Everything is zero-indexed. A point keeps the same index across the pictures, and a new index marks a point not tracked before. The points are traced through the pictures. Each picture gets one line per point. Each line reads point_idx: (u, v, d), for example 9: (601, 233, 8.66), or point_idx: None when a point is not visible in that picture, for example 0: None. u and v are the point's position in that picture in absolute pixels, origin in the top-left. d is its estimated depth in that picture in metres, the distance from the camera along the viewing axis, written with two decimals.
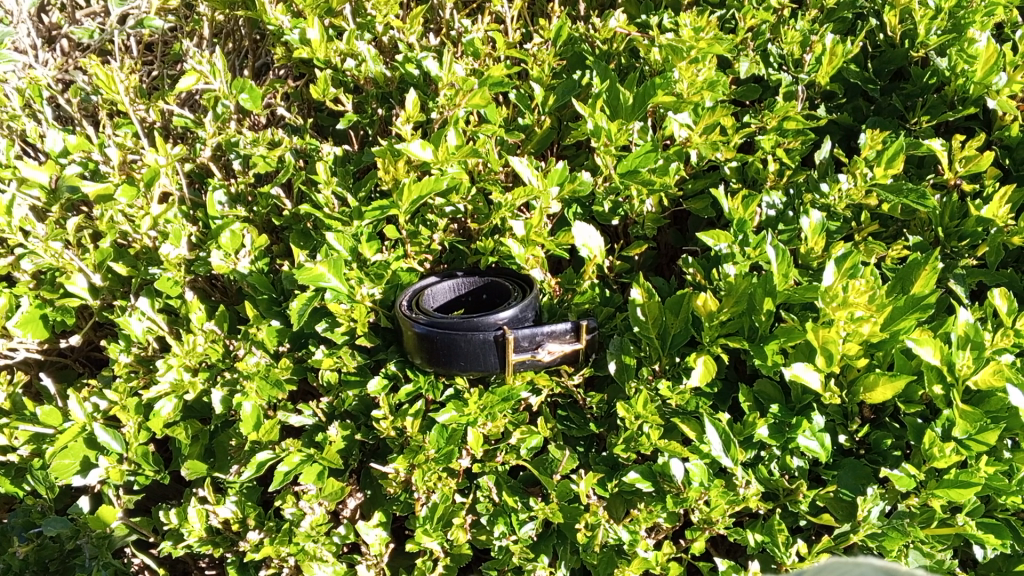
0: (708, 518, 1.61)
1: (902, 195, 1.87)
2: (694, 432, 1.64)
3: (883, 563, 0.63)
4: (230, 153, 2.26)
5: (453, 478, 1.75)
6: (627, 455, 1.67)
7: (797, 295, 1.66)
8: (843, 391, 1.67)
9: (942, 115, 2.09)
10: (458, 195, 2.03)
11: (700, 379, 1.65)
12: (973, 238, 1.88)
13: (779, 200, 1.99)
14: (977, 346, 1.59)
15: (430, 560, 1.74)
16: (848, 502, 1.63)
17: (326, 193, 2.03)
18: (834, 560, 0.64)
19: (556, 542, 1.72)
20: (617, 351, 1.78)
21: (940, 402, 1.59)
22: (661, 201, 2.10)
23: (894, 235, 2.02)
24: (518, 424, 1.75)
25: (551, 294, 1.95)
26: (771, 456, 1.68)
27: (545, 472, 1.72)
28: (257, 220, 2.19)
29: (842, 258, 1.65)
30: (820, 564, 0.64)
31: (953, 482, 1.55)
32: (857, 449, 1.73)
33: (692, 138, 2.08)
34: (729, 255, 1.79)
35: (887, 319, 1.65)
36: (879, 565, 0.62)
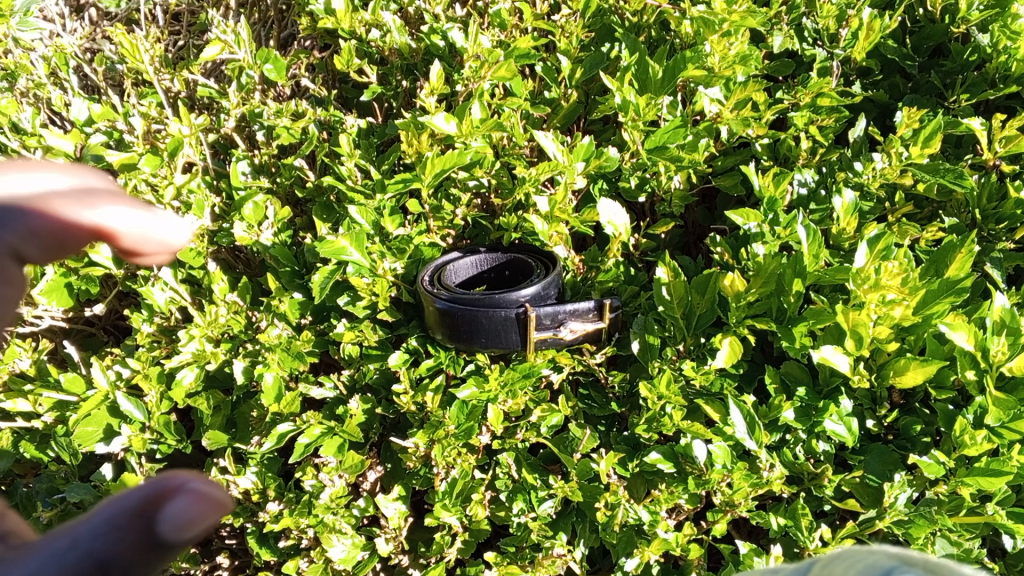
0: (730, 500, 1.61)
1: (938, 174, 1.85)
2: (718, 413, 1.61)
3: (900, 548, 0.63)
4: (253, 124, 2.24)
5: (473, 455, 1.74)
6: (649, 435, 1.66)
7: (828, 277, 1.63)
8: (871, 374, 1.63)
9: (982, 94, 2.03)
10: (482, 169, 1.99)
11: (725, 361, 1.63)
12: (1011, 221, 1.81)
13: (811, 178, 1.95)
14: (1014, 332, 1.56)
15: (449, 534, 1.72)
16: (874, 488, 1.61)
17: (349, 164, 2.00)
18: (850, 549, 0.67)
19: (575, 520, 1.70)
20: (640, 330, 1.75)
21: (971, 387, 1.57)
22: (690, 177, 2.06)
23: (929, 216, 1.96)
24: (539, 401, 1.73)
25: (574, 272, 1.92)
26: (795, 440, 1.66)
27: (565, 450, 1.70)
28: (281, 191, 2.16)
29: (876, 240, 1.62)
30: (835, 552, 0.68)
31: (984, 470, 1.52)
32: (884, 435, 1.70)
33: (722, 113, 2.05)
34: (758, 235, 1.78)
35: (919, 302, 1.62)
36: (895, 550, 0.63)
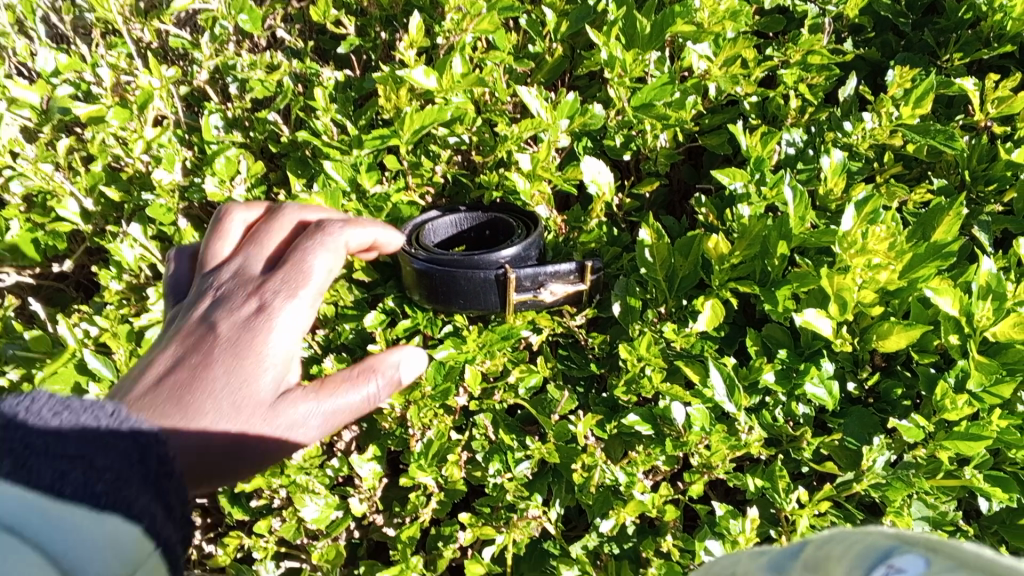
0: (707, 462, 1.60)
1: (929, 136, 1.80)
2: (698, 375, 1.59)
3: (892, 530, 0.73)
4: (227, 77, 2.17)
5: (449, 416, 1.72)
6: (628, 396, 1.63)
7: (813, 239, 1.60)
8: (854, 338, 1.61)
9: (976, 53, 1.98)
10: (463, 125, 1.94)
11: (707, 324, 1.60)
12: (1000, 182, 1.77)
13: (799, 138, 1.90)
14: (999, 297, 1.53)
15: (424, 494, 1.71)
16: (852, 451, 1.59)
17: (324, 120, 1.95)
18: (844, 531, 0.78)
19: (550, 480, 1.67)
20: (622, 292, 1.70)
21: (954, 351, 1.54)
22: (676, 136, 2.02)
23: (918, 178, 1.91)
24: (517, 362, 1.71)
25: (556, 232, 1.88)
26: (775, 402, 1.64)
27: (542, 411, 1.67)
28: (254, 146, 2.09)
29: (863, 202, 1.59)
30: (828, 534, 0.80)
31: (963, 434, 1.50)
32: (865, 398, 1.67)
33: (710, 70, 2.00)
34: (744, 195, 1.75)
35: (905, 265, 1.59)
36: (888, 530, 0.73)
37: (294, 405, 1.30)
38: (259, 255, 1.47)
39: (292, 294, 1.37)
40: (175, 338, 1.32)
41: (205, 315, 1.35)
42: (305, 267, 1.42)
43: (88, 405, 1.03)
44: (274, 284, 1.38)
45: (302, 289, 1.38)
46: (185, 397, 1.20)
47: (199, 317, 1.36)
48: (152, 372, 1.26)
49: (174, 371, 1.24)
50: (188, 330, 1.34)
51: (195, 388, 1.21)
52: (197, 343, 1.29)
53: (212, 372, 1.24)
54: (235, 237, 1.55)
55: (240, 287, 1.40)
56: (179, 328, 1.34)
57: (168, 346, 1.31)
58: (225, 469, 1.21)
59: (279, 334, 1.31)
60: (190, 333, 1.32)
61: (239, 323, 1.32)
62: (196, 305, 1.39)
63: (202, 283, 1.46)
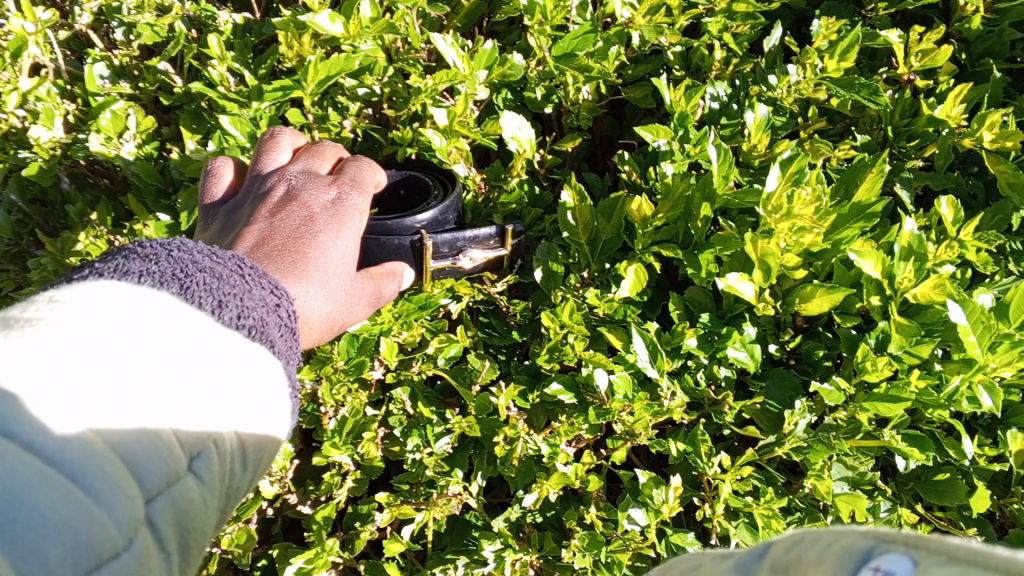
0: (630, 430, 1.56)
1: (854, 90, 1.76)
2: (620, 341, 1.55)
3: (867, 527, 0.64)
4: (111, 20, 1.97)
5: (364, 391, 1.64)
6: (550, 365, 1.58)
7: (737, 201, 1.57)
8: (777, 302, 1.58)
9: (901, 3, 1.94)
10: (373, 76, 1.82)
11: (630, 290, 1.55)
12: (923, 138, 1.75)
13: (723, 92, 1.83)
14: (920, 258, 1.52)
15: (339, 474, 1.64)
16: (774, 413, 1.58)
17: (220, 69, 1.78)
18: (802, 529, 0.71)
19: (472, 452, 1.62)
20: (544, 256, 1.62)
21: (875, 313, 1.53)
22: (598, 88, 1.93)
23: (842, 133, 1.88)
24: (436, 332, 1.64)
25: (475, 191, 1.78)
26: (697, 365, 1.60)
27: (463, 382, 1.61)
28: (145, 98, 1.92)
29: (788, 162, 1.53)
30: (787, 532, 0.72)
31: (883, 396, 1.50)
32: (786, 360, 1.64)
33: (635, 19, 1.91)
34: (667, 153, 1.69)
35: (829, 227, 1.56)
36: (863, 529, 0.64)
37: (369, 295, 1.36)
38: (321, 161, 1.50)
39: (366, 198, 1.43)
40: (262, 206, 1.35)
41: (290, 188, 1.38)
42: (366, 181, 1.46)
43: (207, 276, 0.92)
44: (348, 181, 1.43)
45: (367, 188, 1.45)
46: (299, 256, 1.24)
47: (279, 194, 1.36)
48: (251, 234, 1.28)
49: (277, 234, 1.27)
50: (275, 201, 1.35)
51: (304, 247, 1.26)
52: (293, 212, 1.31)
53: (316, 240, 1.28)
54: (291, 146, 1.54)
55: (317, 174, 1.43)
56: (263, 197, 1.36)
57: (261, 212, 1.33)
58: (313, 332, 1.24)
59: (353, 222, 1.37)
60: (280, 203, 1.34)
61: (326, 204, 1.36)
62: (273, 179, 1.41)
63: (256, 180, 1.44)
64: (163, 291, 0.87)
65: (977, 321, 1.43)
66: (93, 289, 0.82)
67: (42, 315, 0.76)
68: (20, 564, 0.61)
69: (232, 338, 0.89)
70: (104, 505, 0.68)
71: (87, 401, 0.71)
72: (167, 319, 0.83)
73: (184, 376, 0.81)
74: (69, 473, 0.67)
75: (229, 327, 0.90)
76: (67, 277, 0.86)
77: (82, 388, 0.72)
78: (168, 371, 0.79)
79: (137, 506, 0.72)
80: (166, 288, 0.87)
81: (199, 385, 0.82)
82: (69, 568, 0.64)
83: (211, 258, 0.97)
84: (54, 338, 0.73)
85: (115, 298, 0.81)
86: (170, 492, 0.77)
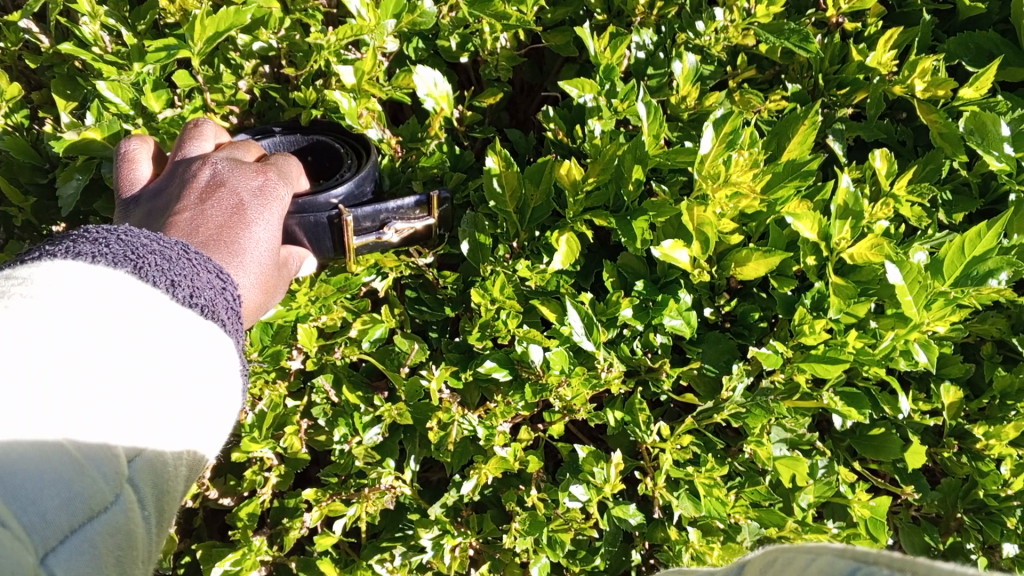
0: (569, 407, 1.50)
1: (783, 36, 1.66)
2: (554, 314, 1.46)
3: (845, 545, 0.62)
4: None
5: (283, 381, 1.53)
6: (483, 343, 1.50)
7: (669, 161, 1.48)
8: (712, 267, 1.53)
9: None
10: (270, 30, 1.64)
11: (563, 262, 1.46)
12: (854, 86, 1.69)
13: (648, 40, 1.72)
14: (857, 216, 1.48)
15: (261, 470, 1.55)
16: (711, 378, 1.55)
17: (94, 27, 1.58)
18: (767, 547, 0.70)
19: (402, 437, 1.54)
20: (470, 228, 1.52)
21: (812, 274, 1.51)
22: (517, 36, 1.80)
23: (771, 81, 1.81)
24: (358, 314, 1.54)
25: (391, 155, 1.63)
26: (632, 334, 1.55)
27: (391, 366, 1.52)
28: (7, 58, 1.70)
29: (723, 121, 1.42)
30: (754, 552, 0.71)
31: (821, 357, 1.48)
32: (722, 323, 1.61)
33: None
34: (593, 109, 1.58)
35: (764, 187, 1.50)
36: (841, 548, 0.62)
37: (285, 282, 1.29)
38: (244, 151, 1.36)
39: (290, 189, 1.32)
40: (182, 189, 1.21)
41: (212, 169, 1.24)
42: (290, 173, 1.34)
43: (158, 258, 0.94)
44: (276, 172, 1.31)
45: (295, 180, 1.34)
46: (231, 246, 1.13)
47: (205, 173, 1.23)
48: (176, 221, 1.14)
49: (205, 222, 1.14)
50: (199, 183, 1.22)
51: (238, 236, 1.14)
52: (222, 198, 1.19)
53: (251, 229, 1.17)
54: (214, 136, 1.38)
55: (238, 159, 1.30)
56: (184, 179, 1.22)
57: (183, 196, 1.19)
58: None
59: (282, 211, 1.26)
60: (204, 186, 1.21)
61: (255, 191, 1.23)
62: (190, 162, 1.26)
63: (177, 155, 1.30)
64: (119, 270, 0.88)
65: (914, 281, 1.40)
66: (55, 268, 0.84)
67: (20, 290, 0.80)
68: (21, 515, 0.67)
69: (188, 313, 0.91)
70: (91, 460, 0.73)
71: (58, 365, 0.75)
72: (122, 293, 0.85)
73: (150, 348, 0.83)
74: (73, 440, 0.73)
75: (183, 305, 0.92)
76: (17, 258, 0.87)
77: (53, 355, 0.76)
78: (133, 344, 0.82)
79: (122, 463, 0.77)
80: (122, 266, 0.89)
81: (163, 362, 0.84)
82: (65, 515, 0.70)
83: (156, 239, 0.98)
84: (42, 308, 0.78)
85: (77, 277, 0.84)
86: (148, 450, 0.81)
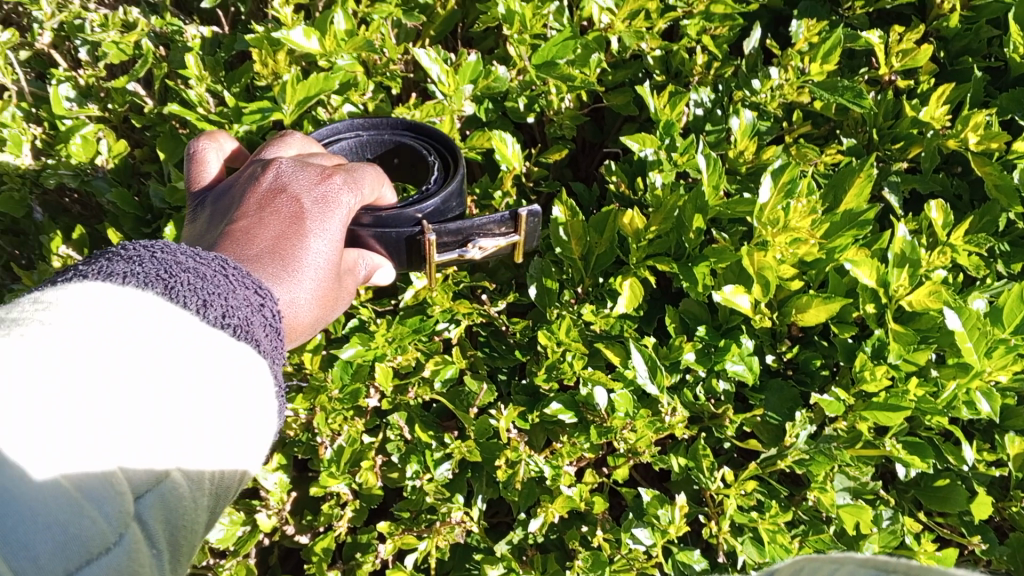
0: (634, 449, 1.55)
1: (836, 92, 1.75)
2: (618, 357, 1.53)
3: (867, 556, 0.67)
4: (74, 38, 1.91)
5: (360, 419, 1.61)
6: (549, 384, 1.56)
7: (729, 212, 1.56)
8: (773, 313, 1.57)
9: (879, 2, 1.94)
10: (358, 93, 1.76)
11: (627, 306, 1.53)
12: (908, 140, 1.75)
13: (706, 98, 1.81)
14: (914, 264, 1.52)
15: (338, 505, 1.62)
16: (775, 426, 1.58)
17: (200, 90, 1.73)
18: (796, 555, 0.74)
19: (471, 476, 1.60)
20: (538, 274, 1.61)
21: (871, 321, 1.54)
22: (581, 96, 1.91)
23: (827, 136, 1.87)
24: (431, 355, 1.62)
25: (466, 212, 1.73)
26: (695, 379, 1.60)
27: (461, 406, 1.59)
28: (115, 119, 1.86)
29: (779, 172, 1.51)
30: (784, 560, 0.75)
31: (882, 405, 1.50)
32: (784, 370, 1.65)
33: (614, 25, 1.89)
34: (655, 162, 1.66)
35: (823, 236, 1.56)
36: (863, 558, 0.67)
37: (350, 287, 1.40)
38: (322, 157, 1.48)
39: (360, 192, 1.40)
40: (252, 200, 1.34)
41: (280, 178, 1.37)
42: (362, 176, 1.42)
43: (190, 277, 0.98)
44: (345, 173, 1.40)
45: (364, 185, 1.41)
46: (288, 256, 1.25)
47: (271, 187, 1.36)
48: (238, 230, 1.29)
49: (266, 234, 1.27)
50: (266, 194, 1.35)
51: (295, 249, 1.26)
52: (283, 209, 1.31)
53: (305, 239, 1.28)
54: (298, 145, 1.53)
55: (310, 165, 1.41)
56: (252, 190, 1.35)
57: (250, 204, 1.33)
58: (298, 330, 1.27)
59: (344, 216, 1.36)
60: (269, 196, 1.34)
61: (317, 198, 1.34)
62: (262, 169, 1.40)
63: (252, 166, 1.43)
64: (148, 291, 0.92)
65: (973, 327, 1.43)
66: (81, 291, 0.88)
67: (40, 317, 0.83)
68: (11, 559, 0.67)
69: (217, 332, 0.94)
70: (89, 500, 0.75)
71: (67, 402, 0.76)
72: (143, 321, 0.87)
73: (166, 378, 0.85)
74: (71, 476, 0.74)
75: (214, 323, 0.95)
76: (53, 281, 0.92)
77: (60, 390, 0.76)
78: (150, 364, 0.84)
79: (126, 500, 0.78)
80: (152, 288, 0.93)
81: (181, 382, 0.86)
82: (60, 560, 0.71)
83: (191, 258, 1.02)
84: (51, 335, 0.80)
85: (99, 300, 0.87)
86: (158, 482, 0.82)
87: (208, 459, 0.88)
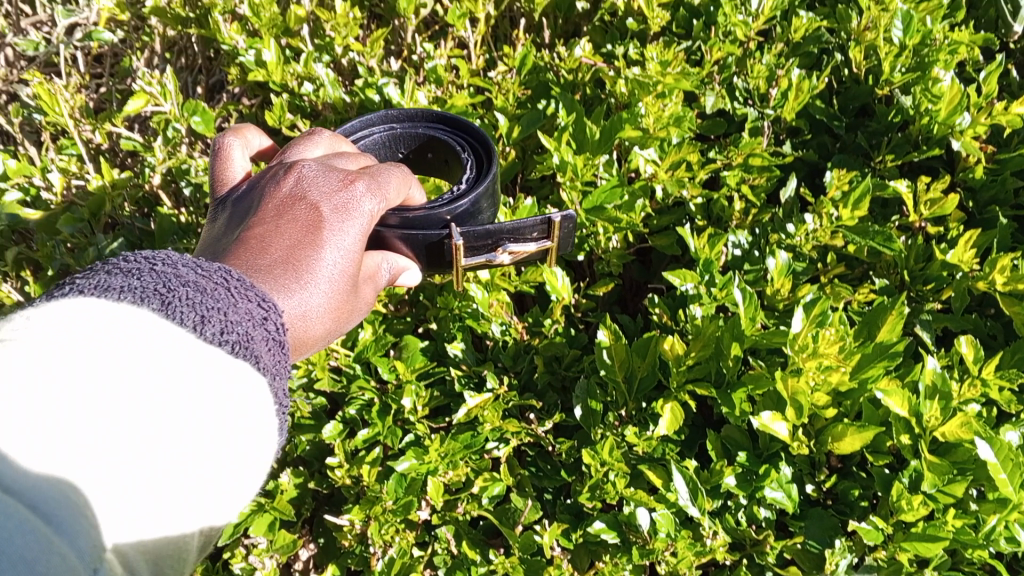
0: (675, 570, 1.55)
1: (868, 237, 1.87)
2: (660, 479, 1.60)
3: None
4: (180, 181, 2.17)
5: (411, 531, 1.69)
6: (592, 504, 1.63)
7: (765, 341, 1.66)
8: (811, 440, 1.64)
9: (907, 155, 2.09)
10: None
11: (668, 427, 1.61)
12: (938, 282, 1.85)
13: (744, 240, 1.96)
14: (945, 396, 1.59)
15: None
16: (815, 554, 1.59)
17: None
18: None
19: None
20: (583, 394, 1.71)
21: (907, 451, 1.59)
22: (627, 237, 2.07)
23: (861, 277, 1.98)
24: (480, 472, 1.71)
25: (517, 338, 1.88)
26: (736, 505, 1.64)
27: (507, 522, 1.66)
28: None
29: (811, 305, 1.64)
30: None
31: (921, 536, 1.52)
32: (824, 500, 1.68)
33: (658, 173, 2.06)
34: (695, 296, 1.79)
35: (855, 367, 1.64)
36: None
37: (367, 296, 1.48)
38: (345, 159, 1.56)
39: (381, 197, 1.45)
40: (270, 204, 1.39)
41: (300, 184, 1.42)
42: (386, 181, 1.48)
43: (189, 291, 1.02)
44: (366, 179, 1.45)
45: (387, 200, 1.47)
46: (299, 268, 1.29)
47: (289, 194, 1.40)
48: (255, 238, 1.32)
49: (278, 244, 1.31)
50: (283, 198, 1.40)
51: (308, 258, 1.30)
52: (300, 215, 1.36)
53: (319, 249, 1.32)
54: (323, 144, 1.66)
55: (332, 169, 1.46)
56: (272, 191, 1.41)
57: (269, 210, 1.38)
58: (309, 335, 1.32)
59: (363, 224, 1.40)
60: (288, 203, 1.38)
61: (335, 205, 1.39)
62: (285, 173, 1.45)
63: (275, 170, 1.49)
64: (144, 307, 0.95)
65: (1006, 459, 1.47)
66: (69, 313, 0.89)
67: (24, 338, 0.84)
68: None
69: (209, 353, 0.96)
70: (65, 532, 0.73)
71: (52, 419, 0.78)
72: (128, 340, 0.89)
73: (149, 399, 0.86)
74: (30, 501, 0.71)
75: (210, 339, 0.98)
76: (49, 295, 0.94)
77: (47, 410, 0.78)
78: (135, 391, 0.85)
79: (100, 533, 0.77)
80: (147, 304, 0.96)
81: (163, 412, 0.86)
82: None
83: (192, 278, 1.06)
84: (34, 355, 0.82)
85: (87, 322, 0.89)
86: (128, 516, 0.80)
87: (190, 492, 0.87)
